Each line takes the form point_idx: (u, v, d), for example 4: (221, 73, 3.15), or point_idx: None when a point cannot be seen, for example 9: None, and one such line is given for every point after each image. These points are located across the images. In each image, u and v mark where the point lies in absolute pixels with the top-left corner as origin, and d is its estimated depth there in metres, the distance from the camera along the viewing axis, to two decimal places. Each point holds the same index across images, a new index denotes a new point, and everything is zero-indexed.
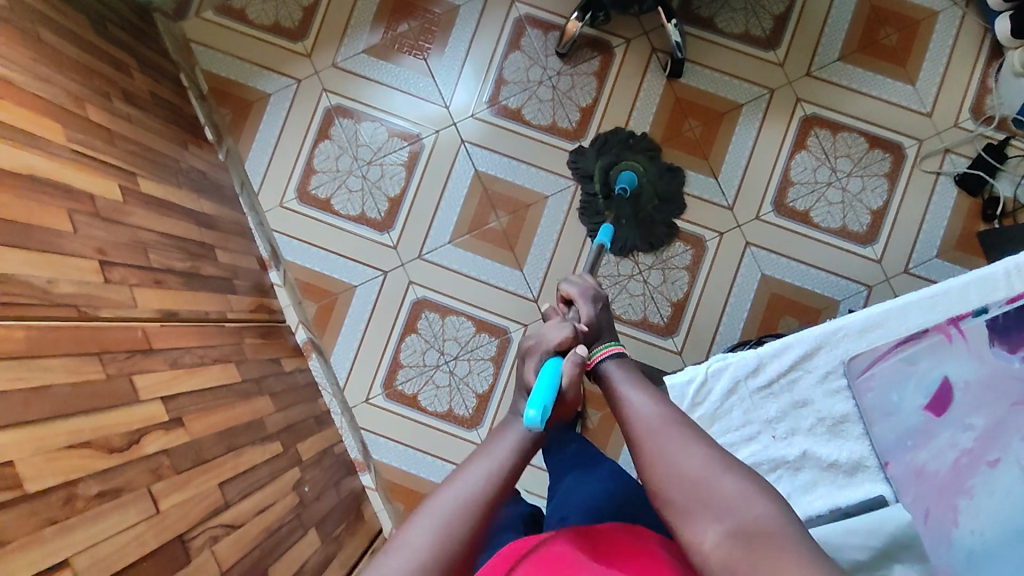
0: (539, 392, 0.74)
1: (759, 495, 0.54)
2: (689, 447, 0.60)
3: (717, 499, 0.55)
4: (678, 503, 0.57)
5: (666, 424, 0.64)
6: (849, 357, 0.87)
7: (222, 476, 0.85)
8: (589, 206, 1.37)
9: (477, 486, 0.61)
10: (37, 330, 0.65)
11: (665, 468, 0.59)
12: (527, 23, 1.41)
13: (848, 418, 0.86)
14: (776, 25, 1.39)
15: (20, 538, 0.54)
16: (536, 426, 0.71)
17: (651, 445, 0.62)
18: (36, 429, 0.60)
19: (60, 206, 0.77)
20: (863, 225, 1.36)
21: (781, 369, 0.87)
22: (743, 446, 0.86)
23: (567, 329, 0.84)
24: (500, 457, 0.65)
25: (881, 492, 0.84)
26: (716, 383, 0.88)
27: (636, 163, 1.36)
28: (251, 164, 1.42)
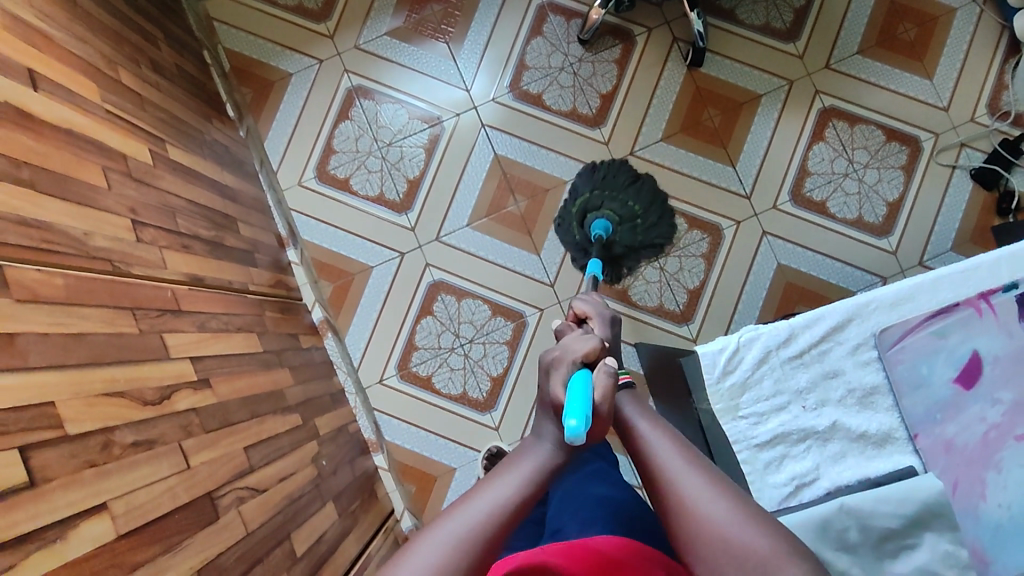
0: (575, 401, 0.62)
1: (791, 553, 0.50)
2: (712, 495, 0.54)
3: (746, 560, 0.50)
4: (706, 559, 0.52)
5: (685, 467, 0.58)
6: (881, 329, 0.88)
7: (247, 440, 0.84)
8: (567, 232, 1.20)
9: (484, 515, 0.54)
10: (74, 279, 0.65)
11: (688, 523, 0.54)
12: (549, 10, 1.42)
13: (877, 390, 0.87)
14: (797, 17, 1.40)
15: (62, 478, 0.53)
16: (579, 437, 0.61)
17: (669, 495, 0.56)
18: (76, 372, 0.59)
19: (96, 161, 0.77)
20: (879, 216, 1.37)
21: (813, 340, 0.88)
22: (774, 416, 0.87)
23: (593, 339, 0.72)
24: (514, 481, 0.58)
25: (910, 463, 0.85)
26: (748, 352, 0.89)
27: (612, 202, 1.18)
28: (270, 143, 1.42)
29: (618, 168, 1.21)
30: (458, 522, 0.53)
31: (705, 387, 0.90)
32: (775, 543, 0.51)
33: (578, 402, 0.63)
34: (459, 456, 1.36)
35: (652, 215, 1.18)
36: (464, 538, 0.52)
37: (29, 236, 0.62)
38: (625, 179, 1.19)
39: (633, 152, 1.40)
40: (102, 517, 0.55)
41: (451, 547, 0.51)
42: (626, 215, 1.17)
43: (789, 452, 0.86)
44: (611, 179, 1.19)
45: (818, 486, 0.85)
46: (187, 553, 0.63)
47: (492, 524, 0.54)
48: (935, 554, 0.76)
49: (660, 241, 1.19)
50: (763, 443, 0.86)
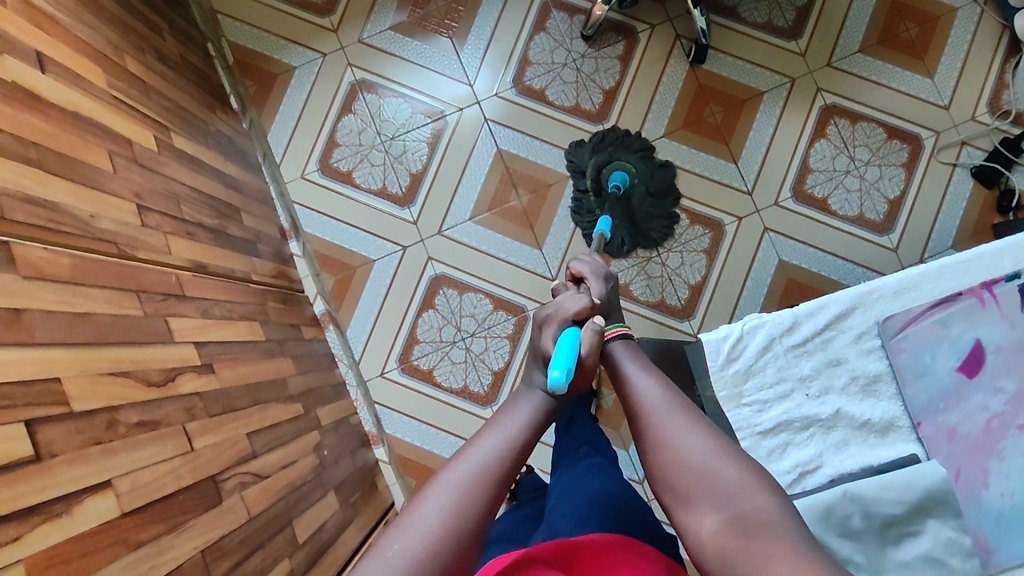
0: (561, 354, 0.70)
1: (762, 485, 0.52)
2: (695, 432, 0.58)
3: (715, 487, 0.53)
4: (678, 489, 0.56)
5: (672, 408, 0.62)
6: (884, 317, 0.88)
7: (250, 426, 0.84)
8: (579, 206, 1.37)
9: (492, 457, 0.57)
10: (80, 259, 0.65)
11: (667, 455, 0.58)
12: (552, 6, 1.43)
13: (881, 378, 0.87)
14: (799, 15, 1.41)
15: (68, 453, 0.53)
16: (560, 388, 0.67)
17: (654, 431, 0.61)
18: (81, 351, 0.59)
19: (101, 145, 0.77)
20: (880, 213, 1.37)
21: (816, 328, 0.88)
22: (777, 403, 0.87)
23: (584, 300, 0.81)
24: (517, 426, 0.61)
25: (913, 451, 0.85)
26: (751, 340, 0.89)
27: (628, 161, 1.38)
28: (273, 136, 1.42)
29: (626, 142, 1.39)
30: (470, 464, 0.55)
31: (709, 374, 0.90)
32: (749, 476, 0.53)
33: (562, 358, 0.70)
34: (459, 450, 1.36)
35: (664, 194, 1.38)
36: (478, 478, 0.54)
37: (36, 214, 0.62)
38: (641, 148, 1.39)
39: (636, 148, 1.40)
40: (106, 494, 0.55)
41: (467, 486, 0.53)
42: (641, 176, 1.38)
43: (791, 440, 0.86)
44: (635, 147, 1.39)
45: (821, 473, 0.85)
46: (191, 534, 0.63)
47: (502, 464, 0.57)
48: (937, 541, 0.77)
49: (665, 223, 1.37)
50: (766, 431, 0.86)
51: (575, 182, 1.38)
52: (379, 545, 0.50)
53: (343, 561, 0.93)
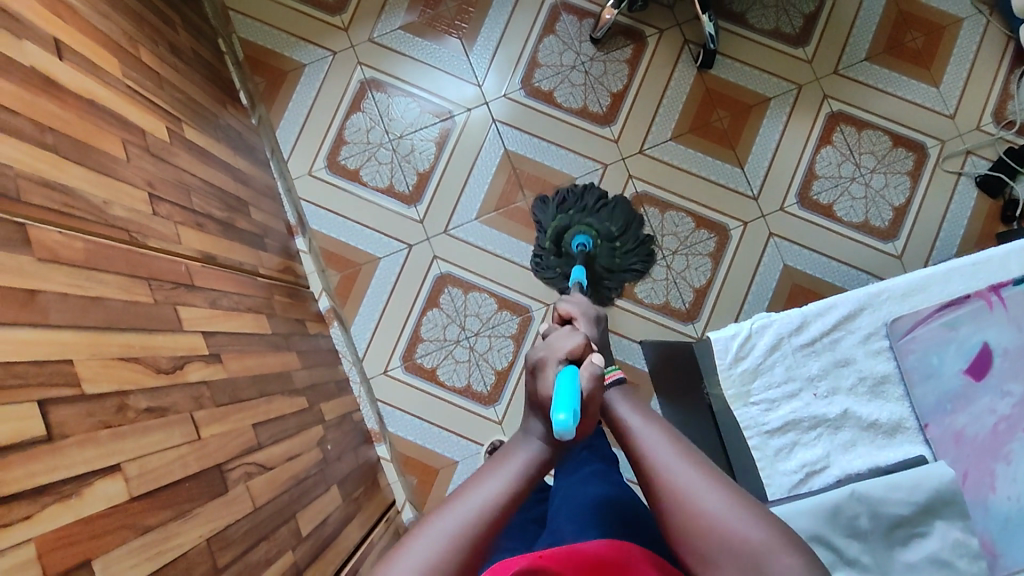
0: (563, 391, 0.62)
1: (793, 546, 0.46)
2: (707, 483, 0.51)
3: (741, 553, 0.47)
4: (700, 553, 0.49)
5: (678, 456, 0.55)
6: (893, 319, 0.88)
7: (256, 417, 0.84)
8: (546, 267, 1.35)
9: (470, 517, 0.52)
10: (94, 244, 0.65)
11: (680, 515, 0.51)
12: (562, 9, 1.44)
13: (888, 379, 0.88)
14: (806, 23, 1.42)
15: (79, 434, 0.53)
16: (568, 432, 0.59)
17: (661, 485, 0.53)
18: (93, 334, 0.59)
19: (115, 133, 0.77)
20: (885, 220, 1.38)
21: (825, 328, 0.89)
22: (785, 402, 0.89)
23: (579, 337, 0.73)
24: (503, 480, 0.56)
25: (920, 453, 0.86)
26: (760, 339, 0.91)
27: (586, 221, 1.35)
28: (282, 133, 1.43)
29: (582, 194, 1.37)
30: (444, 525, 0.52)
31: (717, 372, 0.92)
32: (774, 533, 0.47)
33: (568, 397, 0.61)
34: (461, 449, 1.36)
35: (626, 236, 1.35)
36: (452, 543, 0.51)
37: (52, 198, 0.62)
38: (593, 202, 1.36)
39: (643, 151, 1.41)
40: (115, 477, 0.55)
41: (439, 549, 0.50)
42: (602, 233, 1.34)
43: (799, 439, 0.87)
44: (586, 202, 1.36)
45: (828, 473, 0.86)
46: (198, 522, 0.63)
47: (481, 524, 0.52)
48: (945, 542, 0.77)
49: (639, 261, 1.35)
50: (774, 429, 0.88)
51: (538, 242, 1.36)
52: None
53: (345, 556, 0.92)
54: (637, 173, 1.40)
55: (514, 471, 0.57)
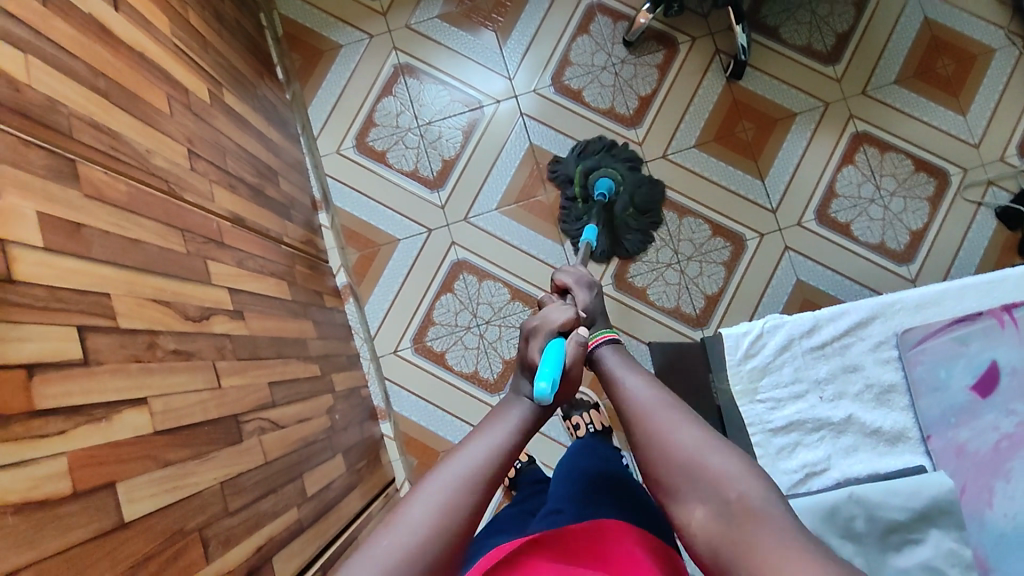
0: (547, 363, 0.70)
1: (752, 475, 0.55)
2: (686, 427, 0.61)
3: (704, 479, 0.56)
4: (670, 483, 0.58)
5: (663, 407, 0.64)
6: (904, 329, 0.90)
7: (271, 376, 0.86)
8: (568, 210, 1.39)
9: (478, 464, 0.58)
10: (136, 189, 0.68)
11: (659, 451, 0.60)
12: (597, 10, 1.46)
13: (895, 388, 0.90)
14: (839, 42, 1.43)
15: (111, 364, 0.55)
16: (547, 399, 0.67)
17: (646, 428, 0.62)
18: (129, 273, 0.62)
19: (161, 88, 0.80)
20: (901, 243, 1.39)
21: (837, 332, 0.90)
22: (790, 402, 0.90)
23: (570, 311, 0.79)
24: (503, 433, 0.63)
25: (920, 463, 0.87)
26: (771, 339, 0.93)
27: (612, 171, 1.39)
28: (313, 110, 1.46)
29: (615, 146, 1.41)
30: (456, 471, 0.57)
31: (726, 368, 0.93)
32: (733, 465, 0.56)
33: (548, 369, 0.69)
34: (464, 434, 1.37)
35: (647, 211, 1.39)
36: (465, 482, 0.56)
37: (101, 139, 0.65)
38: (625, 154, 1.40)
39: (666, 155, 1.43)
40: (141, 410, 0.57)
41: (452, 493, 0.55)
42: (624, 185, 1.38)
43: (802, 440, 0.89)
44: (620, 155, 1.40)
45: (828, 476, 0.88)
46: (214, 465, 0.65)
47: (490, 468, 0.59)
48: (938, 550, 0.78)
49: (651, 221, 1.39)
50: (777, 428, 0.90)
51: (563, 189, 1.40)
52: (373, 540, 0.52)
53: (346, 522, 0.94)
54: (659, 177, 1.42)
55: (511, 425, 0.64)
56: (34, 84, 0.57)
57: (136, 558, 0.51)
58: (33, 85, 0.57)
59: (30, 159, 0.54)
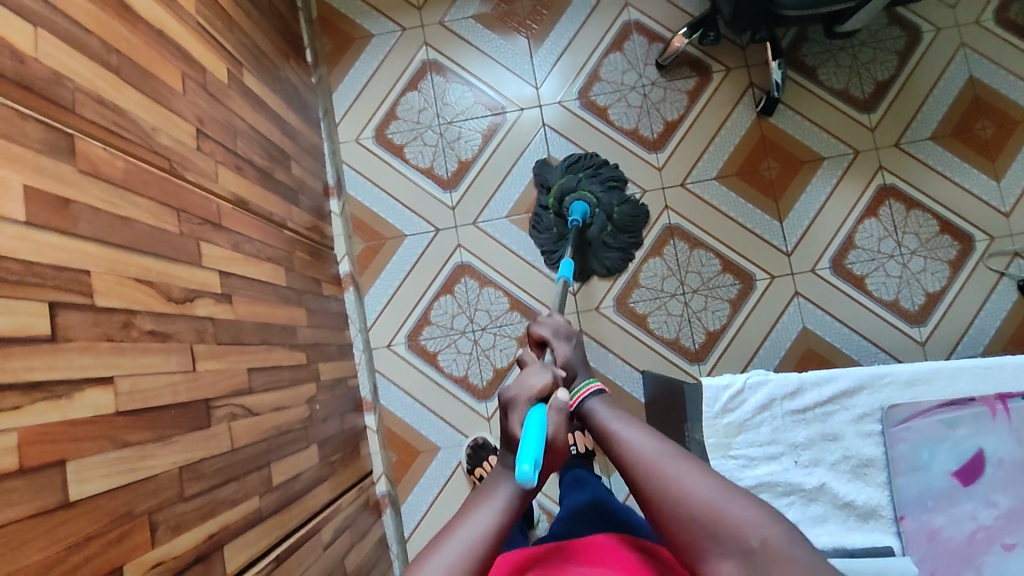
0: (528, 442, 0.65)
1: (769, 516, 0.54)
2: (693, 474, 0.59)
3: (724, 530, 0.54)
4: (689, 540, 0.56)
5: (666, 457, 0.62)
6: (889, 405, 0.87)
7: (252, 362, 0.86)
8: (539, 220, 1.37)
9: (457, 559, 0.57)
10: (134, 166, 0.69)
11: (673, 507, 0.57)
12: (634, 29, 1.44)
13: (873, 463, 0.87)
14: (877, 89, 1.39)
15: (81, 341, 0.56)
16: (530, 482, 0.63)
17: (654, 482, 0.60)
18: (114, 251, 0.63)
19: (177, 66, 0.80)
20: (915, 305, 1.35)
21: (819, 399, 0.88)
22: (764, 463, 0.89)
23: (547, 375, 0.77)
24: (485, 520, 0.62)
25: (889, 544, 0.85)
26: (752, 396, 0.90)
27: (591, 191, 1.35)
28: (338, 96, 1.46)
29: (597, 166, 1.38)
30: (435, 568, 0.56)
31: (702, 419, 0.91)
32: (753, 511, 0.55)
33: (530, 446, 0.65)
34: (446, 437, 1.37)
35: (624, 227, 1.37)
36: None
37: (103, 115, 0.65)
38: (605, 177, 1.37)
39: (684, 184, 1.40)
40: (105, 390, 0.57)
41: None
42: (602, 206, 1.35)
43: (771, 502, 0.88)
44: (591, 175, 1.37)
45: None
46: (176, 449, 0.65)
47: (469, 564, 0.58)
48: None
49: (630, 242, 1.37)
50: (747, 487, 0.88)
51: (539, 197, 1.38)
52: None
53: (309, 514, 0.94)
54: (674, 206, 1.40)
55: (494, 509, 0.63)
56: (42, 57, 0.58)
57: (76, 537, 0.51)
58: (40, 58, 0.57)
59: (25, 133, 0.55)
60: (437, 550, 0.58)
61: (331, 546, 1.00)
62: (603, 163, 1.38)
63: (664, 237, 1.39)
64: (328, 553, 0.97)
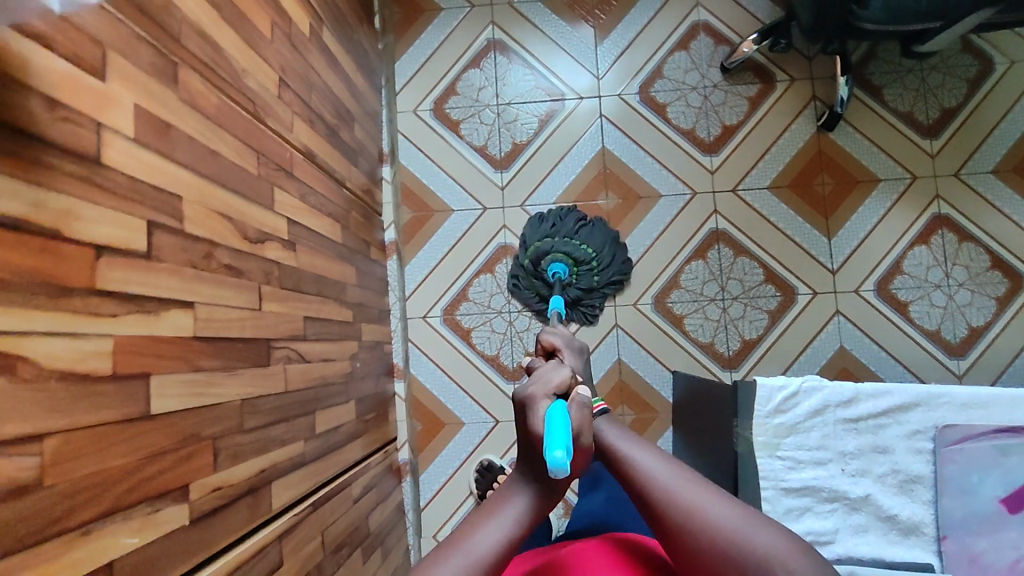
0: (554, 432, 0.60)
1: (800, 547, 0.50)
2: (716, 502, 0.55)
3: (748, 561, 0.50)
4: (711, 572, 0.52)
5: (685, 483, 0.59)
6: (944, 424, 0.86)
7: (308, 311, 0.87)
8: (524, 288, 1.36)
9: (466, 572, 0.53)
10: (225, 104, 0.70)
11: (694, 538, 0.54)
12: (702, 29, 1.43)
13: (920, 481, 0.87)
14: (942, 117, 1.38)
15: (170, 264, 0.56)
16: (563, 471, 0.57)
17: (674, 509, 0.57)
18: (204, 183, 0.64)
19: (268, 13, 0.81)
20: (957, 337, 1.33)
21: (874, 410, 0.88)
22: (810, 467, 0.89)
23: (565, 371, 0.73)
24: (499, 526, 0.58)
25: (928, 561, 0.87)
26: (806, 400, 0.90)
27: (565, 246, 1.33)
28: (400, 65, 1.47)
29: (563, 216, 1.36)
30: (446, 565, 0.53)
31: (752, 417, 0.90)
32: (780, 540, 0.50)
33: (557, 437, 0.60)
34: (471, 413, 1.38)
35: (608, 263, 1.35)
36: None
37: (203, 50, 0.66)
38: (573, 224, 1.35)
39: (735, 190, 1.39)
40: (185, 312, 0.58)
41: None
42: (580, 256, 1.33)
43: (812, 506, 0.88)
44: (559, 228, 1.35)
45: (830, 547, 0.88)
46: (239, 382, 0.66)
47: (476, 568, 0.54)
48: None
49: (618, 276, 1.35)
50: (791, 489, 0.88)
51: (518, 266, 1.36)
52: None
53: (343, 467, 0.96)
54: (723, 210, 1.39)
55: (511, 516, 0.60)
56: None
57: (152, 449, 0.52)
58: None
59: (139, 55, 0.55)
60: (441, 563, 0.53)
61: (357, 503, 1.01)
62: (568, 212, 1.37)
63: (710, 241, 1.39)
64: (355, 508, 0.99)
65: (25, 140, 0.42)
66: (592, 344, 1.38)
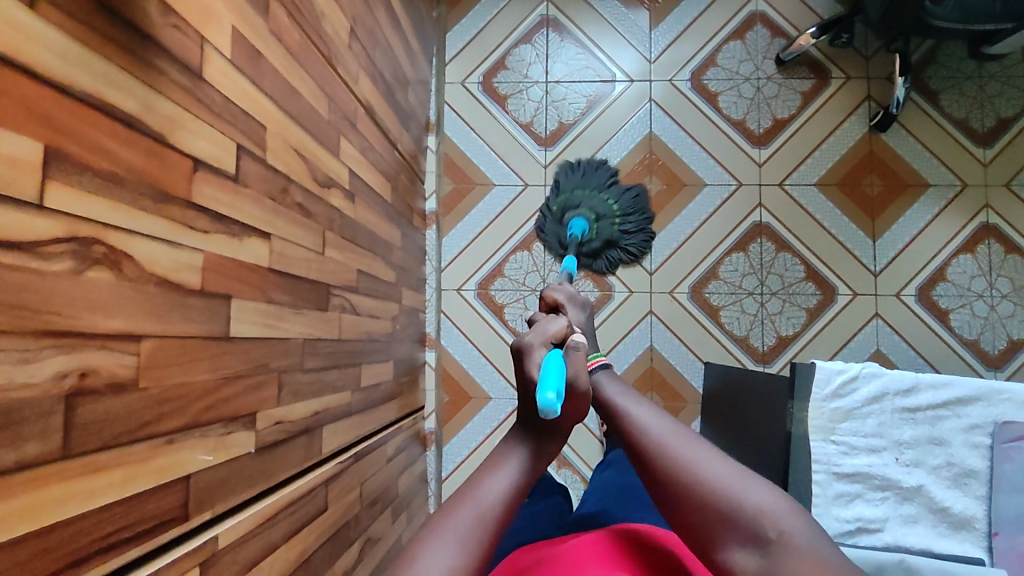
0: (550, 373, 0.61)
1: (790, 505, 0.48)
2: (707, 455, 0.52)
3: (740, 517, 0.48)
4: (699, 525, 0.50)
5: (675, 434, 0.54)
6: (1004, 420, 0.87)
7: (360, 265, 0.87)
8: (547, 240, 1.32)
9: (473, 530, 0.51)
10: (305, 43, 0.69)
11: (683, 491, 0.51)
12: (759, 20, 1.41)
13: (975, 476, 0.87)
14: (997, 126, 1.36)
15: (253, 191, 0.56)
16: (554, 412, 0.58)
17: (665, 462, 0.53)
18: (284, 119, 0.63)
19: None
20: (997, 348, 1.32)
21: (933, 401, 0.87)
22: (864, 454, 0.88)
23: (563, 323, 0.74)
24: (501, 485, 0.56)
25: (978, 556, 0.86)
26: (864, 386, 0.89)
27: (591, 203, 1.30)
28: (452, 36, 1.46)
29: (595, 169, 1.33)
30: (449, 532, 0.50)
31: (809, 399, 0.89)
32: (773, 496, 0.48)
33: (551, 379, 0.61)
34: (499, 389, 1.38)
35: (634, 213, 1.32)
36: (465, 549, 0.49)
37: None
38: (602, 180, 1.32)
39: (781, 184, 1.38)
40: (263, 242, 0.58)
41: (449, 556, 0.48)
42: (604, 213, 1.30)
43: (863, 493, 0.88)
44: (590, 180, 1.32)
45: (879, 535, 0.87)
46: (302, 321, 0.66)
47: (485, 529, 0.51)
48: None
49: (639, 247, 1.33)
50: (843, 474, 0.88)
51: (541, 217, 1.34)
52: None
53: (380, 425, 0.96)
54: (768, 204, 1.38)
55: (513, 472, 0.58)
56: None
57: (230, 371, 0.52)
58: None
59: None
60: (449, 519, 0.51)
61: (389, 463, 1.01)
62: (597, 165, 1.34)
63: (753, 233, 1.37)
64: (388, 467, 0.99)
65: (142, 40, 0.42)
66: (625, 329, 1.37)
